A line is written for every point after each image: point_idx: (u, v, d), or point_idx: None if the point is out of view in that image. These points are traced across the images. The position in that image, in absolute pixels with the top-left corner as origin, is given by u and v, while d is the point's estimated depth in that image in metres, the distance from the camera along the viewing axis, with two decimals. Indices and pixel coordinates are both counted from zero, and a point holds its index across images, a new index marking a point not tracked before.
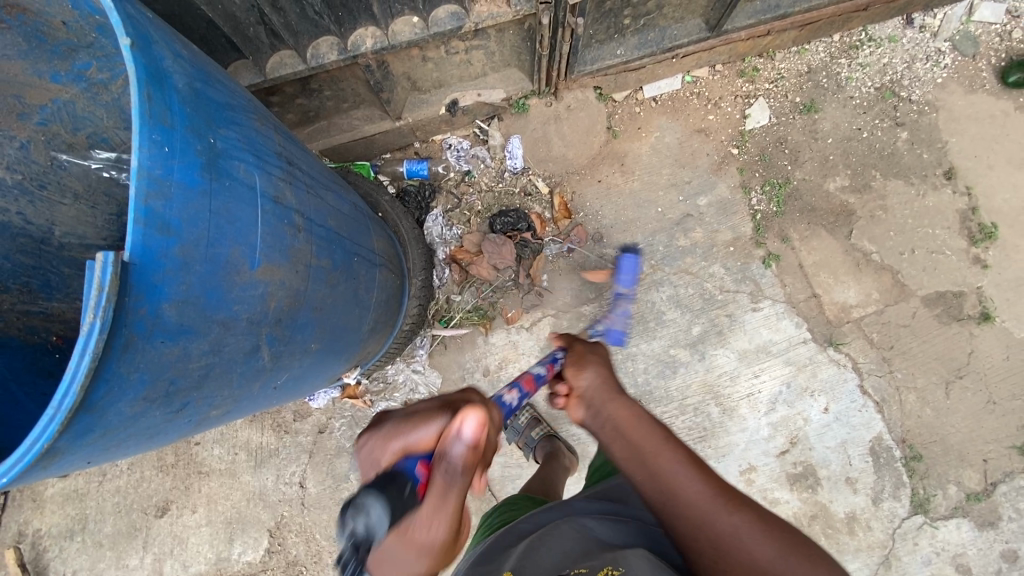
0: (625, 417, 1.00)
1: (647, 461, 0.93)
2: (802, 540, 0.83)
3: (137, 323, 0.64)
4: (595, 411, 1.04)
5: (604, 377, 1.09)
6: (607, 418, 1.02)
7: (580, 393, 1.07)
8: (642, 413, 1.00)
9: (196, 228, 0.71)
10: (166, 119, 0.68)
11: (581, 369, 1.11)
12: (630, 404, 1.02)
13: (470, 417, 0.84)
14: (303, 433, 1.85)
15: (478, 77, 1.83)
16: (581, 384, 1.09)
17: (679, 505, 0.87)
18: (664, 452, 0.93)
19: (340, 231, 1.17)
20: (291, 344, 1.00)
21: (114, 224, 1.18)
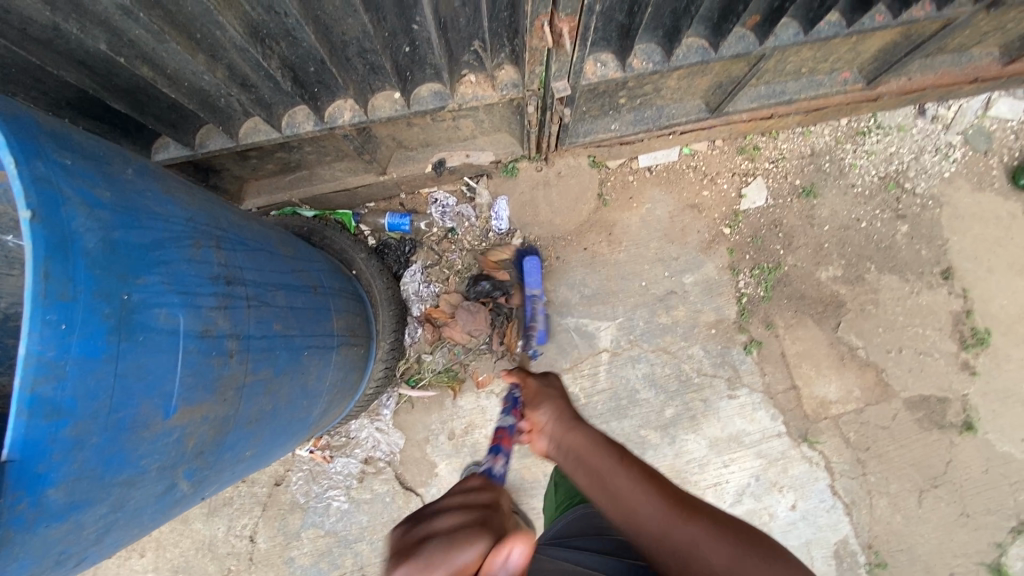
0: (580, 444, 1.00)
1: (603, 481, 0.92)
2: (759, 540, 0.82)
3: (14, 518, 0.61)
4: (552, 440, 1.04)
5: (558, 401, 1.10)
6: (564, 446, 1.02)
7: (540, 427, 1.07)
8: (592, 437, 1.00)
9: (95, 401, 0.67)
10: (65, 293, 0.64)
11: (538, 404, 1.10)
12: (585, 429, 1.02)
13: (519, 544, 0.64)
14: (259, 486, 1.83)
15: (467, 139, 1.77)
16: (539, 419, 1.08)
17: (642, 524, 0.85)
18: (616, 473, 0.92)
19: (288, 330, 1.12)
20: (218, 464, 0.96)
21: None
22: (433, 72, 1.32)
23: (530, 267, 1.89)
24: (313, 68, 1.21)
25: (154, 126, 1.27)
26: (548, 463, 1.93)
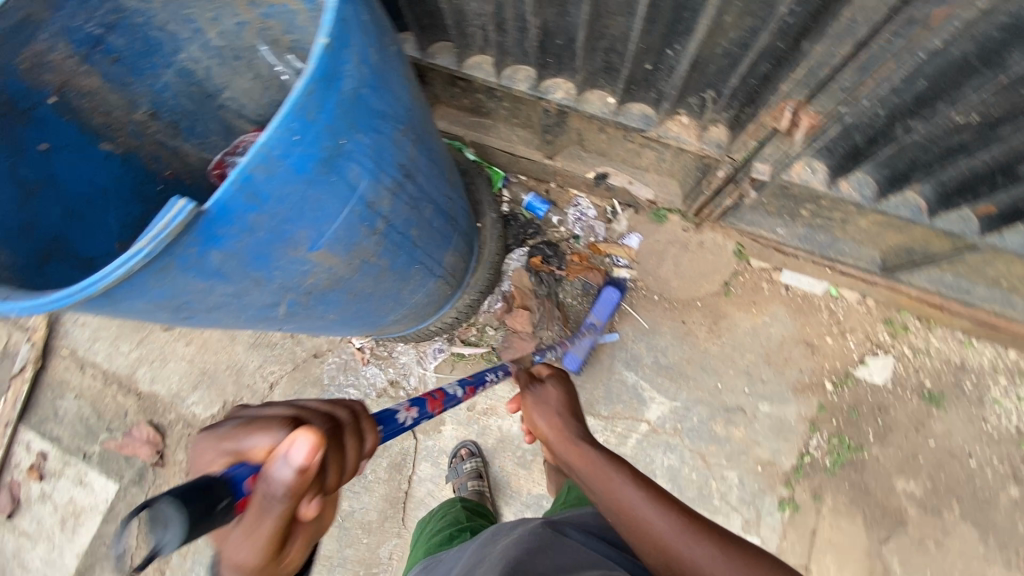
0: (569, 444, 1.11)
1: (590, 479, 1.04)
2: (763, 557, 0.87)
3: (181, 256, 0.72)
4: (549, 440, 1.15)
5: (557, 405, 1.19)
6: (566, 460, 1.11)
7: (542, 433, 1.16)
8: (582, 443, 1.10)
9: (280, 206, 0.77)
10: (312, 114, 0.74)
11: (539, 412, 1.18)
12: (572, 429, 1.13)
13: (300, 438, 0.67)
14: (302, 349, 1.98)
15: (638, 168, 1.81)
16: (541, 427, 1.17)
17: (619, 511, 0.97)
18: (601, 468, 1.04)
19: (417, 241, 1.21)
20: (310, 310, 1.06)
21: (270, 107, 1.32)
22: (655, 97, 1.37)
23: (606, 298, 1.91)
24: (561, 42, 1.30)
25: (409, 21, 1.42)
26: (536, 483, 1.95)
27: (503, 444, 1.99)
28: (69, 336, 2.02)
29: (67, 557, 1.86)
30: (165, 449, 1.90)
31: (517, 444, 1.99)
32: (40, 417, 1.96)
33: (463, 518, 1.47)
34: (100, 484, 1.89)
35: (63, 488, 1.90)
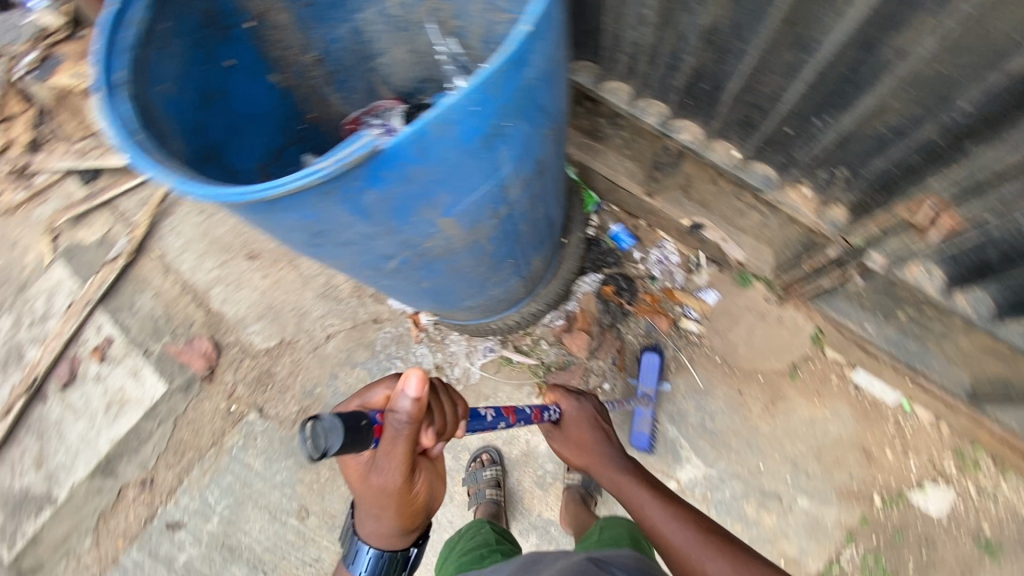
0: (602, 464, 1.40)
1: (620, 492, 1.33)
2: (742, 547, 1.15)
3: (345, 187, 0.77)
4: (585, 459, 1.44)
5: (587, 426, 1.49)
6: (588, 460, 1.43)
7: (569, 438, 1.49)
8: (613, 461, 1.39)
9: (438, 166, 0.81)
10: (495, 91, 0.78)
11: (569, 421, 1.52)
12: (602, 447, 1.43)
13: (411, 375, 0.92)
14: (365, 311, 2.04)
15: (736, 228, 1.79)
16: (568, 432, 1.50)
17: (644, 521, 1.25)
18: (630, 485, 1.32)
19: (521, 236, 1.24)
20: (412, 271, 1.10)
21: (415, 70, 1.37)
22: (782, 161, 1.36)
23: (649, 365, 1.88)
24: (706, 87, 1.32)
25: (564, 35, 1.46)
26: (549, 508, 1.93)
27: (526, 459, 1.98)
28: (163, 240, 2.16)
29: (101, 440, 1.96)
30: (216, 367, 1.99)
31: (540, 463, 1.97)
32: (117, 305, 2.09)
33: (493, 540, 1.47)
34: (150, 382, 1.98)
35: (118, 376, 2.01)
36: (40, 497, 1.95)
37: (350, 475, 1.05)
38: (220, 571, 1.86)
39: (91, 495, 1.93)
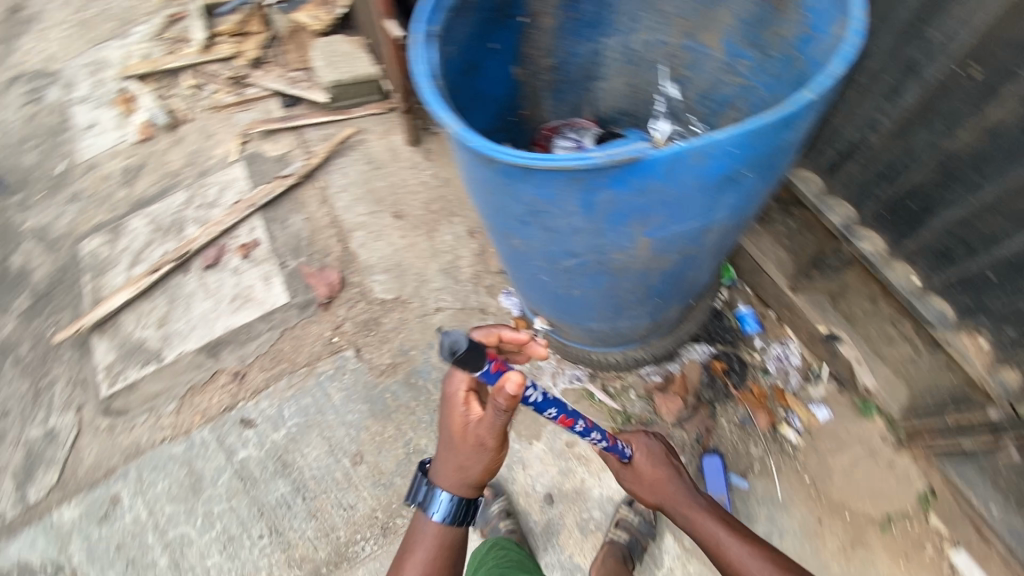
0: (676, 499, 1.48)
1: (695, 526, 1.40)
2: None
3: (594, 181, 0.83)
4: (659, 494, 1.51)
5: (657, 462, 1.57)
6: (662, 492, 1.50)
7: (641, 471, 1.55)
8: (687, 496, 1.48)
9: (675, 190, 0.86)
10: (757, 142, 0.83)
11: (641, 455, 1.58)
12: (675, 483, 1.51)
13: (511, 377, 1.04)
14: (476, 299, 2.18)
15: (875, 353, 1.75)
16: (641, 466, 1.56)
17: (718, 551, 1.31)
18: (705, 517, 1.40)
19: (682, 282, 1.26)
20: (581, 275, 1.15)
21: (626, 102, 1.52)
22: (968, 303, 1.34)
23: (712, 469, 1.78)
24: (915, 207, 1.34)
25: None
26: (581, 555, 1.88)
27: (575, 497, 1.96)
28: (331, 177, 2.43)
29: (218, 324, 2.15)
30: (336, 298, 2.17)
31: (587, 506, 1.94)
32: (273, 217, 2.33)
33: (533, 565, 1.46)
34: (277, 291, 2.18)
35: (253, 275, 2.21)
36: (150, 352, 2.15)
37: (446, 426, 1.22)
38: (268, 480, 1.98)
39: (191, 368, 2.11)
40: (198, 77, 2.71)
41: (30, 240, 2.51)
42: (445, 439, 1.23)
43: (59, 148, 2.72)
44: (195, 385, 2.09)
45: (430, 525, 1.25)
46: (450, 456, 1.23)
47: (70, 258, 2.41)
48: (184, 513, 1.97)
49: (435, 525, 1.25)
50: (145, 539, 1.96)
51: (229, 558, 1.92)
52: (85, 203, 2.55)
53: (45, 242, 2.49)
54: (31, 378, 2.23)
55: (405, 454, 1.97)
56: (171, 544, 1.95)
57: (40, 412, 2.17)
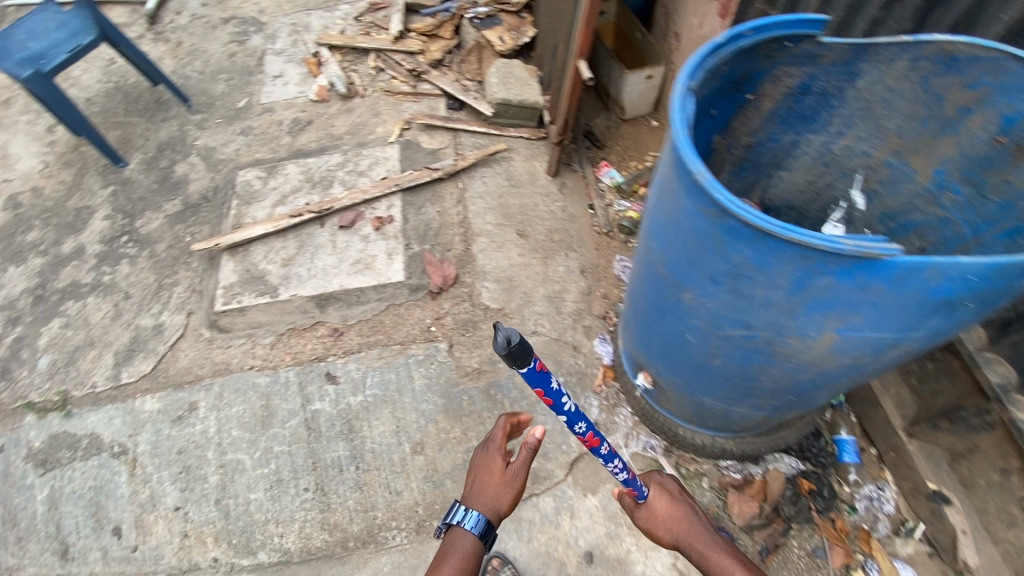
0: (694, 536, 1.40)
1: (714, 568, 1.34)
2: None
3: (822, 263, 0.84)
4: (675, 531, 1.43)
5: (671, 497, 1.47)
6: (680, 533, 1.42)
7: (658, 509, 1.46)
8: (705, 533, 1.40)
9: (895, 297, 0.87)
10: (997, 277, 0.83)
11: (656, 494, 1.47)
12: (691, 520, 1.42)
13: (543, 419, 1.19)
14: (571, 335, 2.21)
15: (987, 530, 1.63)
16: (659, 505, 1.46)
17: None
18: (724, 558, 1.34)
19: (826, 388, 1.24)
20: (737, 347, 1.15)
21: (803, 198, 1.53)
22: None
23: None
24: None
25: None
26: None
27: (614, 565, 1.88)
28: (471, 181, 2.56)
29: (335, 281, 2.27)
30: (445, 291, 2.26)
31: None
32: (412, 201, 2.48)
33: None
34: (396, 268, 2.29)
35: (380, 247, 2.34)
36: (268, 286, 2.27)
37: (482, 467, 1.39)
38: (330, 438, 2.04)
39: (298, 311, 2.23)
40: (382, 61, 2.96)
41: (196, 155, 2.77)
42: (479, 474, 1.38)
43: (246, 85, 3.00)
44: (295, 328, 2.22)
45: (466, 540, 1.29)
46: (482, 486, 1.36)
47: (225, 182, 2.64)
48: (246, 442, 2.05)
49: (467, 542, 1.29)
50: (206, 453, 2.05)
51: (274, 499, 1.99)
52: (252, 138, 2.80)
53: (208, 161, 2.74)
54: (159, 274, 2.43)
55: (463, 460, 1.98)
56: (226, 465, 2.03)
57: (156, 305, 2.35)
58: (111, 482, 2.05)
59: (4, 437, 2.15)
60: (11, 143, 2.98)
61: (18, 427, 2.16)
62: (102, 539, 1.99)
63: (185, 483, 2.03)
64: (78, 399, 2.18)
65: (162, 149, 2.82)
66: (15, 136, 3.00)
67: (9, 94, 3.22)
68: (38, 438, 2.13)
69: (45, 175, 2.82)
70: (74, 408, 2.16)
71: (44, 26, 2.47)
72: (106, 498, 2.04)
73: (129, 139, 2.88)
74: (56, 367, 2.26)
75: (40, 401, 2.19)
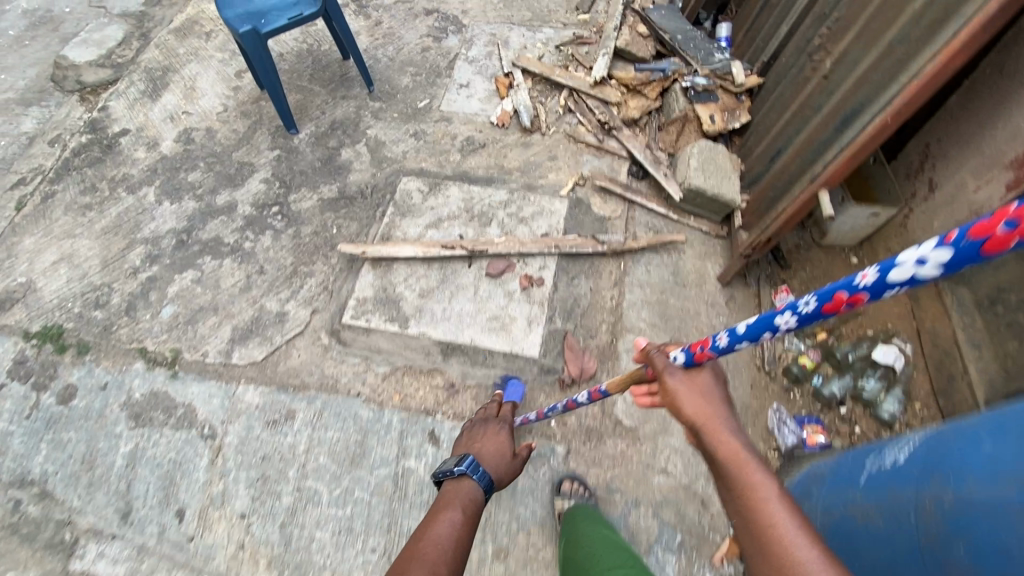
0: (725, 431, 0.97)
1: (737, 469, 0.90)
2: None
3: None
4: (699, 415, 1.00)
5: (718, 384, 1.06)
6: (707, 416, 1.00)
7: (695, 381, 1.05)
8: (739, 436, 0.96)
9: None
10: None
11: (701, 369, 1.07)
12: (732, 416, 1.00)
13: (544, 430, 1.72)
14: (703, 487, 1.84)
15: None
16: (701, 378, 1.06)
17: (757, 510, 0.84)
18: (754, 471, 0.89)
19: None
20: None
21: None
22: None
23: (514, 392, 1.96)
24: None
25: None
26: None
27: None
28: (634, 266, 2.30)
29: (467, 332, 2.09)
30: (577, 383, 2.00)
31: None
32: (567, 267, 2.26)
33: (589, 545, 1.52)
34: (532, 341, 2.06)
35: (522, 311, 2.13)
36: (399, 314, 2.14)
37: (477, 443, 1.60)
38: (414, 505, 1.85)
39: (420, 351, 2.08)
40: (573, 101, 2.76)
41: (365, 145, 2.70)
42: (482, 441, 1.59)
43: (430, 86, 2.90)
44: (412, 367, 2.07)
45: (472, 488, 1.32)
46: (486, 455, 1.52)
47: (385, 184, 2.56)
48: (330, 474, 1.91)
49: (471, 490, 1.32)
50: (288, 469, 1.93)
51: (338, 546, 1.81)
52: (422, 144, 2.69)
53: (374, 155, 2.66)
54: (297, 257, 2.37)
55: None
56: (302, 491, 1.90)
57: (286, 290, 2.28)
58: (190, 462, 1.98)
59: (112, 375, 2.15)
60: (201, 77, 3.04)
61: (126, 370, 2.15)
62: (163, 515, 1.92)
63: (257, 493, 1.91)
64: (187, 362, 2.14)
65: (334, 128, 2.77)
66: (206, 71, 3.07)
67: (212, 28, 3.32)
68: (141, 388, 2.11)
69: (222, 119, 2.85)
70: (181, 371, 2.12)
71: None
72: (182, 476, 1.96)
73: (306, 107, 2.85)
74: (177, 321, 2.24)
75: (153, 351, 2.17)
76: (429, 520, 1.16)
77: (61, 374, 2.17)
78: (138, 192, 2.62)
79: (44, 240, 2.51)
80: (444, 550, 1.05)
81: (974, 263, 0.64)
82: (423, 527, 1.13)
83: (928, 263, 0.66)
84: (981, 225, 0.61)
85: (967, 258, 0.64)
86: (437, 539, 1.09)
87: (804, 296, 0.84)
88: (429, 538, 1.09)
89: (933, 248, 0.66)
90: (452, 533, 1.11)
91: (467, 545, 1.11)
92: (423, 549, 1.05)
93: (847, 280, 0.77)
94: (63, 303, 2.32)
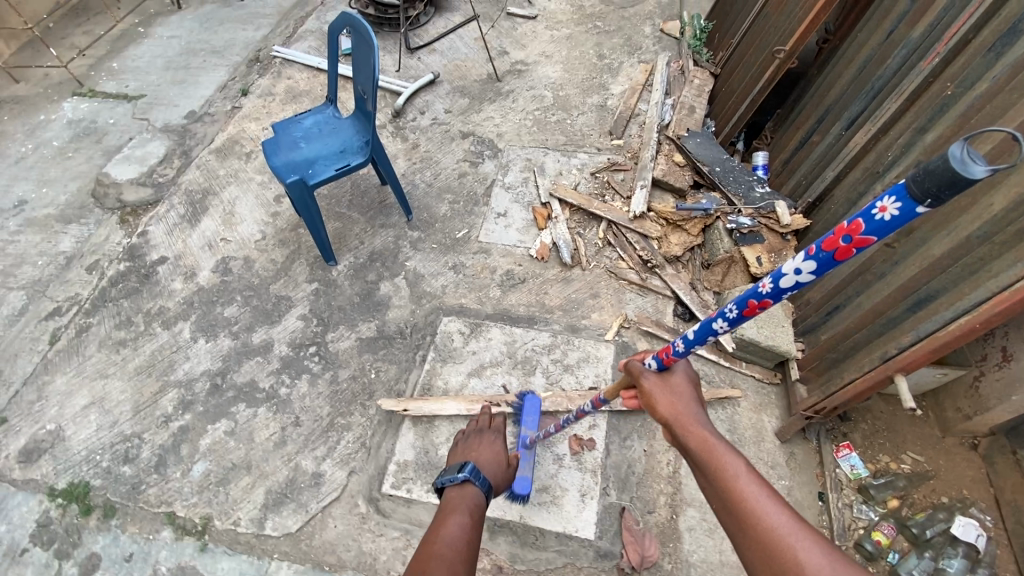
0: (692, 421, 1.30)
1: (708, 450, 1.21)
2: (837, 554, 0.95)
3: None
4: (672, 410, 1.34)
5: (682, 385, 1.40)
6: (679, 412, 1.33)
7: (671, 385, 1.40)
8: (703, 423, 1.29)
9: None
10: None
11: (673, 375, 1.42)
12: (696, 407, 1.34)
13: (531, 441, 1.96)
14: None
15: None
16: (674, 382, 1.41)
17: (730, 486, 1.12)
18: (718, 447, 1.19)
19: None
20: None
21: None
22: None
23: (531, 408, 2.08)
24: None
25: None
26: None
27: None
28: None
29: (515, 507, 1.93)
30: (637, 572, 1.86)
31: None
32: (619, 426, 2.13)
33: None
34: (587, 519, 1.91)
35: (573, 482, 1.98)
36: None
37: (478, 446, 1.83)
38: None
39: None
40: (613, 235, 2.74)
41: (404, 278, 2.67)
42: (482, 446, 1.84)
43: (468, 214, 2.92)
44: None
45: (472, 493, 1.55)
46: (486, 462, 1.75)
47: (425, 323, 2.51)
48: None
49: (472, 495, 1.55)
50: None
51: None
52: (462, 279, 2.66)
53: (413, 290, 2.63)
54: (334, 407, 2.29)
55: None
56: None
57: (322, 446, 2.18)
58: None
59: (137, 544, 2.03)
60: (240, 201, 3.08)
61: (152, 538, 2.03)
62: None
63: None
64: (218, 531, 2.02)
65: (373, 259, 2.75)
66: (246, 195, 3.11)
67: (252, 148, 3.42)
68: (167, 561, 1.98)
69: (260, 248, 2.85)
70: (210, 542, 2.00)
71: (323, 130, 2.51)
72: None
73: (345, 236, 2.85)
74: (209, 481, 2.13)
75: (182, 518, 2.06)
76: (438, 524, 1.36)
77: (83, 541, 2.05)
78: (172, 327, 2.59)
79: (76, 380, 2.45)
80: (459, 551, 1.24)
81: (833, 267, 0.99)
82: (433, 532, 1.33)
83: (803, 270, 1.01)
84: (831, 240, 0.96)
85: (828, 264, 0.99)
86: (447, 539, 1.28)
87: (734, 302, 1.20)
88: (441, 541, 1.28)
89: (804, 261, 1.00)
90: (463, 533, 1.32)
91: (475, 541, 1.32)
92: (437, 550, 1.24)
93: (756, 289, 1.13)
94: (91, 455, 2.23)
